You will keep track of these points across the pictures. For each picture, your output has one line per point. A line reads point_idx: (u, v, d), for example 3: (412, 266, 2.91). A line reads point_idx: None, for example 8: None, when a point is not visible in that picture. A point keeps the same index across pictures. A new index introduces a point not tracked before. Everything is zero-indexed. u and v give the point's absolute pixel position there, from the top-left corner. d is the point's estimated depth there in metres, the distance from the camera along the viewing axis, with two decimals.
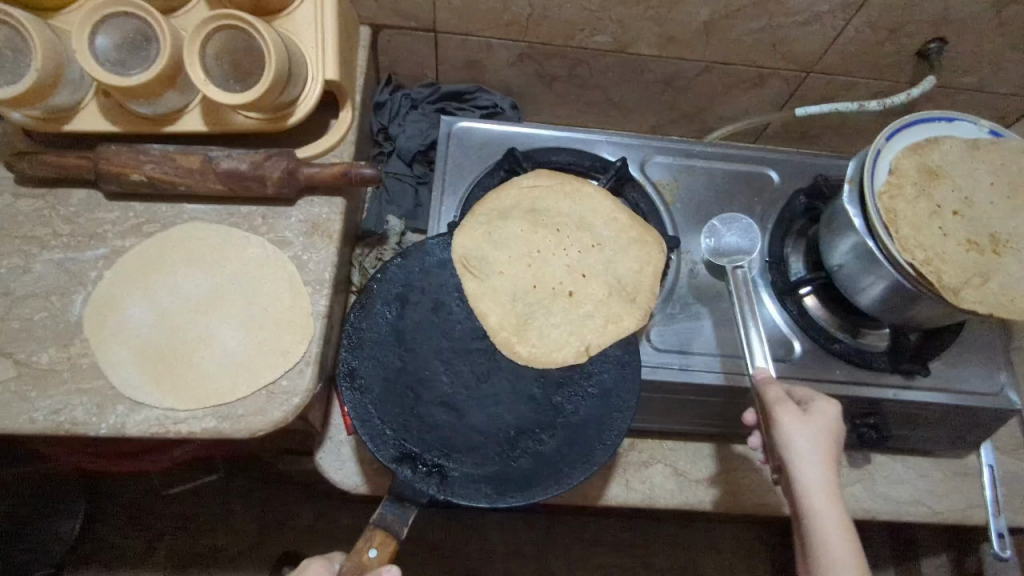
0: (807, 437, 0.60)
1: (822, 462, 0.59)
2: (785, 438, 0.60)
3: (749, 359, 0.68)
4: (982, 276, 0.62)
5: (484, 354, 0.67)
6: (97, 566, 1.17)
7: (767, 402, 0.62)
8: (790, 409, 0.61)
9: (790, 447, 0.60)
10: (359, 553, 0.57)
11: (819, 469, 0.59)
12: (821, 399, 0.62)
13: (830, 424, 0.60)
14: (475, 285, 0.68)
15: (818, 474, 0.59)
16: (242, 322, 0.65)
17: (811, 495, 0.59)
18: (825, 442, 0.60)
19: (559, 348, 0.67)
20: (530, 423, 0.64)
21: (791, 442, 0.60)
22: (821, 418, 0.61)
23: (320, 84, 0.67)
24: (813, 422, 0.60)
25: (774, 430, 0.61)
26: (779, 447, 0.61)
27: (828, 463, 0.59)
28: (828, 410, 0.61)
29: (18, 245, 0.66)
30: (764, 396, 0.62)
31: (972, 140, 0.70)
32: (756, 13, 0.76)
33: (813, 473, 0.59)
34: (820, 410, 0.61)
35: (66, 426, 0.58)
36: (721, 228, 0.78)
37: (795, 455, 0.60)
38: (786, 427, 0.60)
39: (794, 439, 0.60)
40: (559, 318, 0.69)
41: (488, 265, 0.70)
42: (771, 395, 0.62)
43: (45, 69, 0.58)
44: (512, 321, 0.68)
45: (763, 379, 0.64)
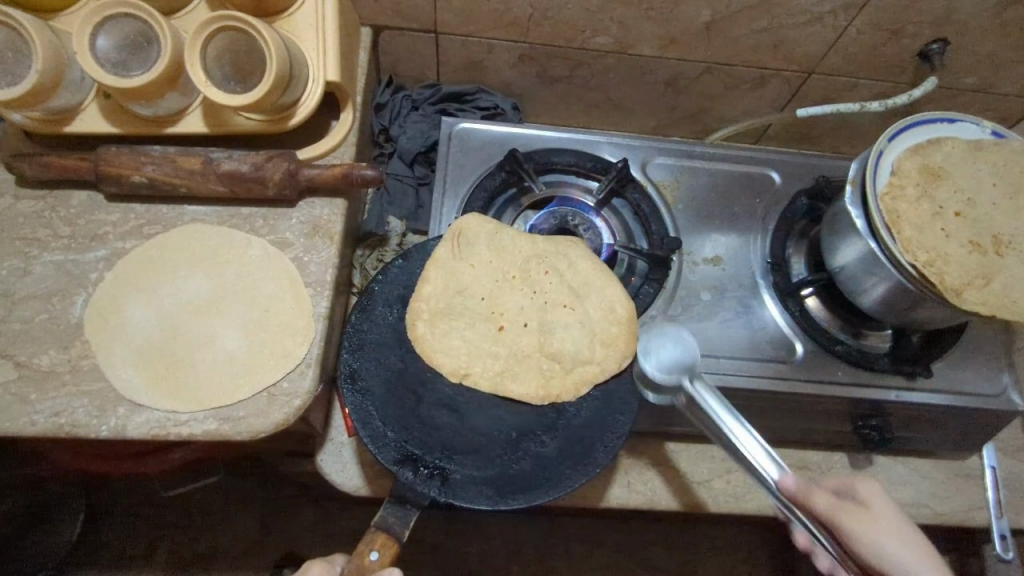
0: (887, 534, 0.57)
1: (914, 544, 0.56)
2: (868, 542, 0.57)
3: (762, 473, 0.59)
4: (985, 276, 0.62)
5: (487, 354, 0.67)
6: (98, 567, 1.17)
7: (819, 510, 0.58)
8: (848, 514, 0.58)
9: (881, 547, 0.56)
10: (360, 555, 0.57)
11: (919, 555, 0.55)
12: (862, 482, 0.61)
13: (888, 503, 0.59)
14: (477, 282, 0.69)
15: (918, 558, 0.55)
16: (243, 324, 0.65)
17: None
18: (902, 524, 0.58)
19: (563, 347, 0.67)
20: (530, 424, 0.64)
21: (881, 546, 0.56)
22: (876, 502, 0.59)
23: (322, 85, 0.67)
24: (878, 514, 0.58)
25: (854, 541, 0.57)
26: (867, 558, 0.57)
27: (918, 541, 0.57)
28: (875, 489, 0.60)
29: (18, 246, 0.66)
30: (815, 504, 0.58)
31: (974, 140, 0.70)
32: (758, 14, 0.76)
33: (917, 563, 0.55)
34: (870, 494, 0.60)
35: (66, 428, 0.58)
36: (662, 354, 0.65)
37: (891, 554, 0.56)
38: (862, 531, 0.57)
39: (878, 539, 0.57)
40: (562, 318, 0.69)
41: (484, 262, 0.69)
42: (824, 502, 0.58)
43: (45, 71, 0.58)
44: (515, 320, 0.68)
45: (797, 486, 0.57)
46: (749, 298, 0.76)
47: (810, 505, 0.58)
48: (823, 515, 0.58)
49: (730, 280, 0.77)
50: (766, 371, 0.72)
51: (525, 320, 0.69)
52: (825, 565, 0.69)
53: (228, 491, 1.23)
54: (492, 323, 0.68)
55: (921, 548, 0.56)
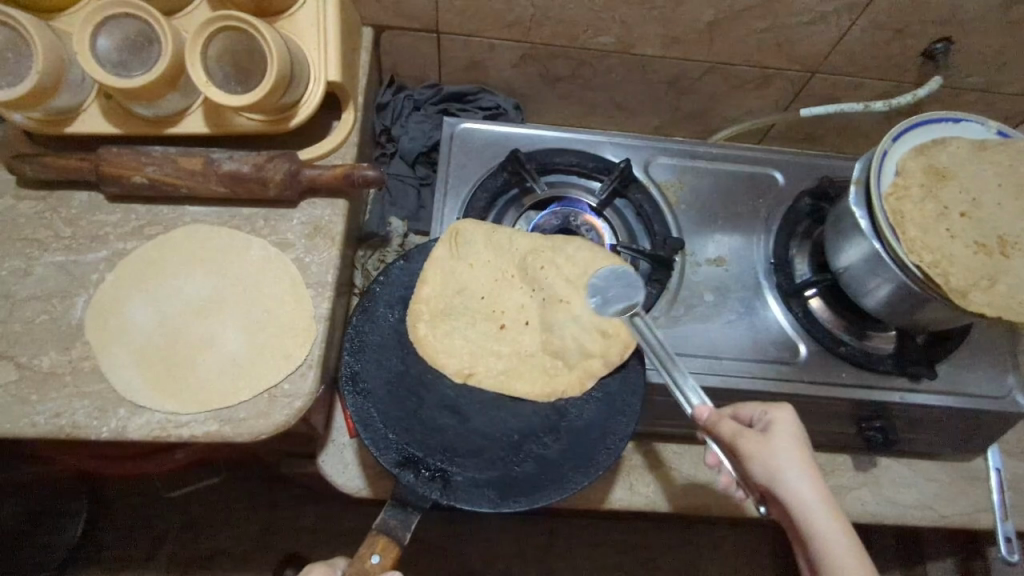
0: (784, 458, 0.55)
1: (805, 466, 0.55)
2: (762, 467, 0.56)
3: (684, 400, 0.61)
4: (990, 278, 0.62)
5: (490, 353, 0.67)
6: (99, 568, 1.17)
7: (726, 436, 0.57)
8: (749, 438, 0.56)
9: (771, 467, 0.55)
10: (361, 559, 0.57)
11: (808, 478, 0.55)
12: (773, 409, 0.59)
13: (793, 428, 0.57)
14: (476, 281, 0.69)
15: (805, 480, 0.55)
16: (244, 326, 0.65)
17: (811, 510, 0.54)
18: (796, 447, 0.56)
19: (566, 344, 0.67)
20: (533, 426, 0.64)
21: (772, 468, 0.55)
22: (780, 426, 0.58)
23: (323, 85, 0.66)
24: (776, 436, 0.57)
25: (747, 461, 0.56)
26: (756, 477, 0.56)
27: (810, 467, 0.55)
28: (785, 419, 0.58)
29: (19, 247, 0.66)
30: (721, 433, 0.57)
31: (979, 140, 0.69)
32: (761, 13, 0.76)
33: (804, 486, 0.54)
34: (777, 420, 0.58)
35: (67, 429, 0.58)
36: (605, 286, 0.68)
37: (782, 475, 0.55)
38: (756, 453, 0.56)
39: (771, 461, 0.55)
40: (563, 316, 0.68)
41: (483, 262, 0.69)
42: (728, 428, 0.57)
43: (46, 71, 0.58)
44: (515, 318, 0.69)
45: (709, 414, 0.58)
46: (752, 299, 0.76)
47: (717, 431, 0.58)
48: (726, 439, 0.57)
49: (733, 281, 0.77)
50: (769, 373, 0.71)
51: (526, 319, 0.69)
52: (725, 482, 0.68)
53: (229, 491, 1.23)
54: (492, 322, 0.69)
55: (812, 473, 0.55)
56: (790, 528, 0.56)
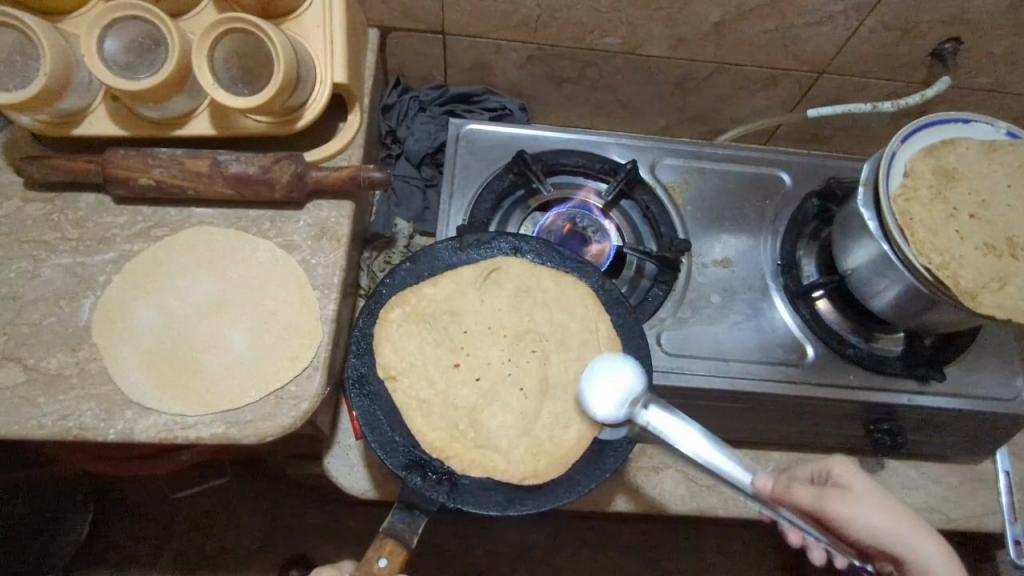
0: (870, 503, 0.56)
1: (895, 511, 0.56)
2: (856, 520, 0.56)
3: (739, 480, 0.58)
4: (1000, 279, 0.61)
5: (426, 376, 0.65)
6: (105, 568, 1.17)
7: (807, 502, 0.56)
8: (835, 495, 0.56)
9: (867, 520, 0.56)
10: (370, 562, 0.56)
11: (902, 519, 0.56)
12: (834, 464, 0.61)
13: (865, 478, 0.59)
14: (473, 317, 0.68)
15: (903, 526, 0.55)
16: (251, 327, 0.65)
17: (920, 550, 0.54)
18: (880, 495, 0.57)
19: (490, 426, 0.64)
20: (538, 428, 0.64)
21: (869, 519, 0.56)
22: (854, 478, 0.59)
23: (329, 87, 0.66)
24: (855, 486, 0.58)
25: (843, 522, 0.56)
26: (857, 535, 0.56)
27: (899, 510, 0.57)
28: (850, 469, 0.60)
29: (27, 248, 0.66)
30: (798, 499, 0.56)
31: (989, 141, 0.69)
32: (768, 13, 0.75)
33: (903, 530, 0.55)
34: (847, 475, 0.60)
35: (74, 431, 0.58)
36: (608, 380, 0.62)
37: (879, 526, 0.55)
38: (849, 509, 0.56)
39: (865, 513, 0.56)
40: (509, 396, 0.66)
41: (476, 309, 0.68)
42: (805, 494, 0.56)
43: (53, 73, 0.58)
44: (472, 368, 0.67)
45: (768, 484, 0.57)
46: (760, 301, 0.76)
47: (790, 501, 0.56)
48: (807, 507, 0.56)
49: (740, 283, 0.76)
50: (777, 375, 0.71)
51: (478, 376, 0.66)
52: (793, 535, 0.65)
53: (235, 492, 1.23)
54: (453, 355, 0.67)
55: (905, 516, 0.56)
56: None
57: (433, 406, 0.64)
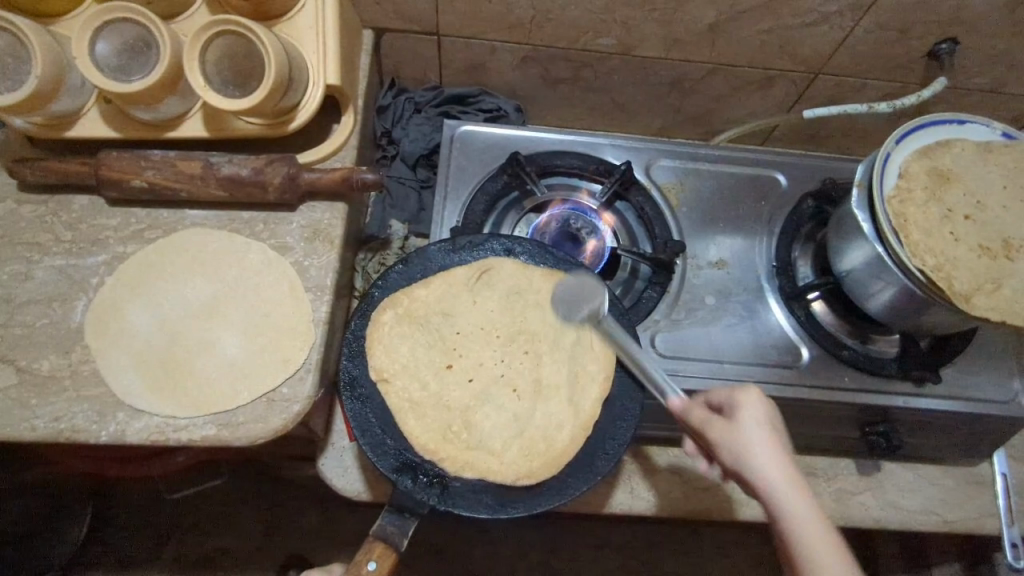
0: (751, 440, 0.54)
1: (772, 455, 0.53)
2: (731, 451, 0.55)
3: (661, 390, 0.60)
4: (994, 281, 0.61)
5: (419, 378, 0.66)
6: (102, 568, 1.17)
7: (696, 424, 0.57)
8: (718, 423, 0.56)
9: (737, 453, 0.54)
10: (359, 565, 0.55)
11: (774, 464, 0.53)
12: (739, 391, 0.57)
13: (763, 415, 0.56)
14: (466, 316, 0.69)
15: (776, 472, 0.53)
16: (243, 329, 0.65)
17: (782, 499, 0.52)
18: (766, 434, 0.55)
19: (483, 425, 0.65)
20: (532, 428, 0.65)
21: (738, 453, 0.54)
22: (750, 411, 0.56)
23: (322, 89, 0.66)
24: (743, 420, 0.55)
25: (717, 448, 0.56)
26: (728, 466, 0.55)
27: (778, 455, 0.54)
28: (755, 402, 0.57)
29: (20, 250, 0.66)
30: (691, 420, 0.57)
31: (984, 142, 0.68)
32: (763, 14, 0.75)
33: (771, 475, 0.53)
34: (746, 404, 0.56)
35: (66, 433, 0.58)
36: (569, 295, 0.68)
37: (749, 465, 0.53)
38: (724, 439, 0.55)
39: (739, 448, 0.54)
40: (501, 398, 0.67)
41: (470, 307, 0.69)
42: (697, 416, 0.57)
43: (44, 76, 0.58)
44: (466, 368, 0.68)
45: (682, 403, 0.58)
46: (755, 302, 0.75)
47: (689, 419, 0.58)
48: (695, 427, 0.57)
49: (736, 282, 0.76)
50: (772, 377, 0.71)
51: (471, 375, 0.67)
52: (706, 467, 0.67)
53: (233, 492, 1.23)
54: (445, 357, 0.68)
55: (779, 463, 0.53)
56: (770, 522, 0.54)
57: (426, 407, 0.65)
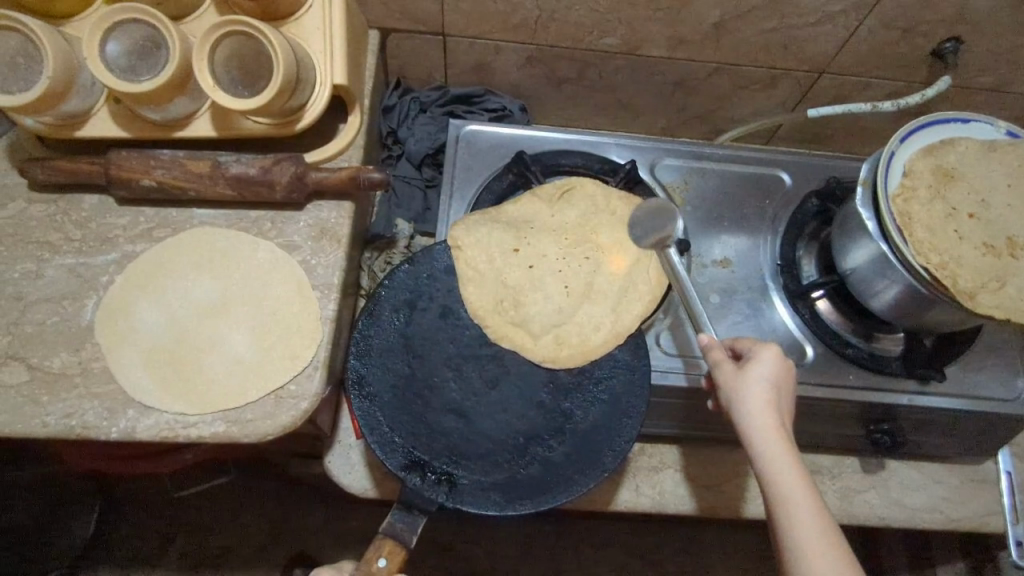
0: (752, 392, 0.55)
1: (767, 411, 0.54)
2: (729, 397, 0.56)
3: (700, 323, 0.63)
4: (998, 279, 0.61)
5: (492, 247, 0.71)
6: (109, 566, 1.18)
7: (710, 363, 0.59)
8: (725, 368, 0.57)
9: (734, 401, 0.55)
10: (368, 562, 0.56)
11: (767, 421, 0.54)
12: (761, 348, 0.58)
13: (773, 373, 0.56)
14: (541, 215, 0.73)
15: (766, 426, 0.54)
16: (252, 326, 0.65)
17: (765, 453, 0.53)
18: (770, 392, 0.55)
19: (529, 310, 0.70)
20: (571, 323, 0.69)
21: (735, 401, 0.55)
22: (761, 367, 0.56)
23: (329, 89, 0.67)
24: (752, 374, 0.56)
25: (720, 391, 0.57)
26: (727, 410, 0.57)
27: (774, 414, 0.54)
28: (773, 360, 0.57)
29: (31, 249, 0.66)
30: (708, 357, 0.59)
31: (989, 141, 0.68)
32: (768, 13, 0.75)
33: (761, 429, 0.54)
34: (761, 360, 0.57)
35: (77, 429, 0.59)
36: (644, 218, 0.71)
37: (741, 415, 0.55)
38: (728, 384, 0.56)
39: (737, 396, 0.55)
40: (553, 287, 0.72)
41: (540, 222, 0.73)
42: (714, 354, 0.58)
43: (56, 76, 0.59)
44: (529, 255, 0.72)
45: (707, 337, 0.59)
46: (759, 301, 0.76)
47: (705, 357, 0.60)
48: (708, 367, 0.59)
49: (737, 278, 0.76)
50: None
51: (530, 263, 0.72)
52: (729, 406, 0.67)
53: (238, 491, 1.24)
54: (513, 240, 0.72)
55: (773, 422, 0.54)
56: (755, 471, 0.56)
57: (485, 279, 0.70)
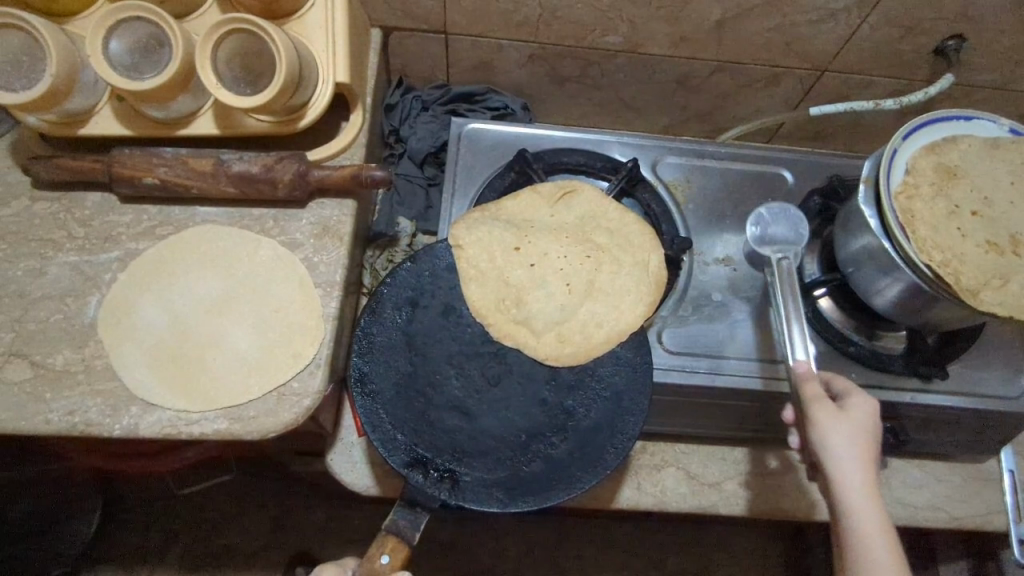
0: (847, 437, 0.58)
1: (861, 458, 0.58)
2: (823, 437, 0.59)
3: (790, 349, 0.65)
4: (1001, 277, 0.61)
5: (494, 245, 0.71)
6: (112, 564, 1.18)
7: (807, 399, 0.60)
8: (826, 407, 0.59)
9: (830, 443, 0.58)
10: (371, 559, 0.57)
11: (860, 466, 0.57)
12: (857, 395, 0.61)
13: (870, 422, 0.59)
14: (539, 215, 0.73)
15: (858, 473, 0.57)
16: (255, 325, 0.65)
17: (855, 496, 0.57)
18: (864, 440, 0.59)
19: (531, 310, 0.70)
20: (574, 321, 0.69)
21: (831, 442, 0.58)
22: (858, 413, 0.59)
23: (331, 87, 0.67)
24: (851, 419, 0.59)
25: (813, 429, 0.59)
26: (816, 449, 0.59)
27: (867, 460, 0.58)
28: (866, 408, 0.60)
29: (34, 247, 0.67)
30: (803, 393, 0.61)
31: (992, 139, 0.68)
32: (770, 11, 0.75)
33: (854, 473, 0.57)
34: (859, 407, 0.60)
35: (80, 427, 0.59)
36: (770, 221, 0.75)
37: (835, 456, 0.58)
38: (825, 424, 0.59)
39: (833, 437, 0.58)
40: (555, 285, 0.71)
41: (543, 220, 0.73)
42: (811, 392, 0.60)
43: (59, 74, 0.59)
44: (530, 252, 0.72)
45: (804, 373, 0.62)
46: (762, 299, 0.75)
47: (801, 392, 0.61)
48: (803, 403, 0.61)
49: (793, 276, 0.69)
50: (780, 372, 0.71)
51: (531, 261, 0.72)
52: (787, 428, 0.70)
53: (240, 490, 1.24)
54: (514, 239, 0.72)
55: (866, 468, 0.58)
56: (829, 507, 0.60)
57: (486, 277, 0.69)
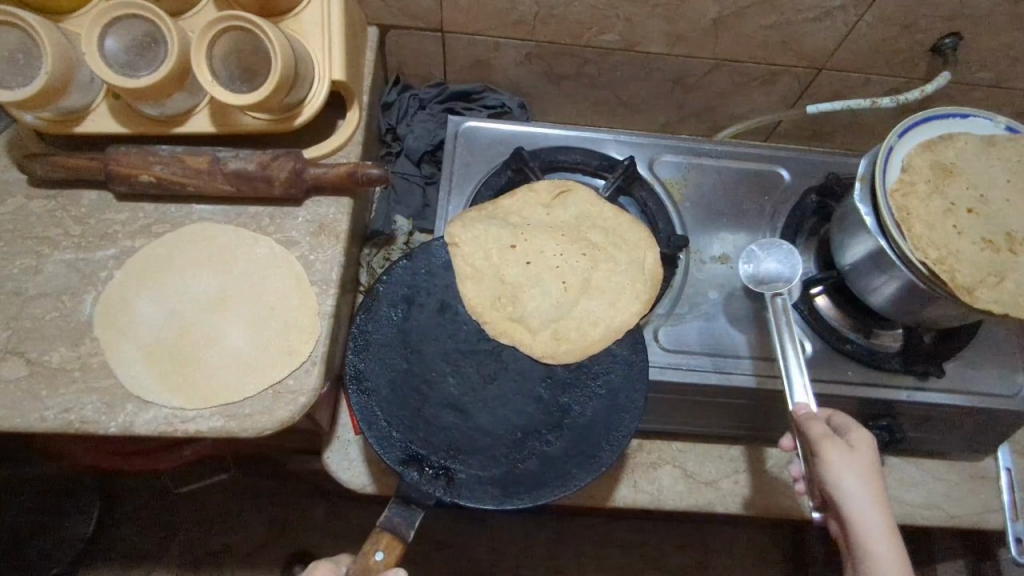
0: (856, 473, 0.58)
1: (873, 496, 0.57)
2: (834, 476, 0.58)
3: (789, 392, 0.64)
4: (997, 275, 0.61)
5: (490, 243, 0.71)
6: (109, 563, 1.18)
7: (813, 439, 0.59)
8: (833, 445, 0.58)
9: (841, 482, 0.57)
10: (365, 556, 0.56)
11: (874, 502, 0.57)
12: (859, 429, 0.60)
13: (875, 456, 0.58)
14: (537, 214, 0.73)
15: (872, 510, 0.57)
16: (252, 323, 0.65)
17: (871, 533, 0.56)
18: (873, 476, 0.58)
19: (528, 308, 0.70)
20: (570, 319, 0.69)
21: (841, 481, 0.57)
22: (864, 449, 0.59)
23: (327, 84, 0.67)
24: (858, 455, 0.58)
25: (823, 468, 0.58)
26: (829, 488, 0.58)
27: (879, 497, 0.57)
28: (868, 441, 0.59)
29: (30, 244, 0.67)
30: (809, 432, 0.59)
31: (988, 136, 0.68)
32: (767, 9, 0.75)
33: (868, 510, 0.57)
34: (863, 442, 0.59)
35: (76, 424, 0.59)
36: (761, 257, 0.75)
37: (846, 495, 0.57)
38: (834, 464, 0.58)
39: (845, 477, 0.57)
40: (551, 284, 0.71)
41: (539, 219, 0.73)
42: (817, 433, 0.59)
43: (55, 71, 0.59)
44: (527, 250, 0.72)
45: (805, 415, 0.61)
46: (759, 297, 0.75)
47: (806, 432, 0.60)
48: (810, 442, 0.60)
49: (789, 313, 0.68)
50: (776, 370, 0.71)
51: (527, 259, 0.72)
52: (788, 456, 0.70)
53: (239, 488, 1.24)
54: (510, 237, 0.72)
55: (879, 505, 0.57)
56: (846, 544, 0.59)
57: (482, 275, 0.69)
